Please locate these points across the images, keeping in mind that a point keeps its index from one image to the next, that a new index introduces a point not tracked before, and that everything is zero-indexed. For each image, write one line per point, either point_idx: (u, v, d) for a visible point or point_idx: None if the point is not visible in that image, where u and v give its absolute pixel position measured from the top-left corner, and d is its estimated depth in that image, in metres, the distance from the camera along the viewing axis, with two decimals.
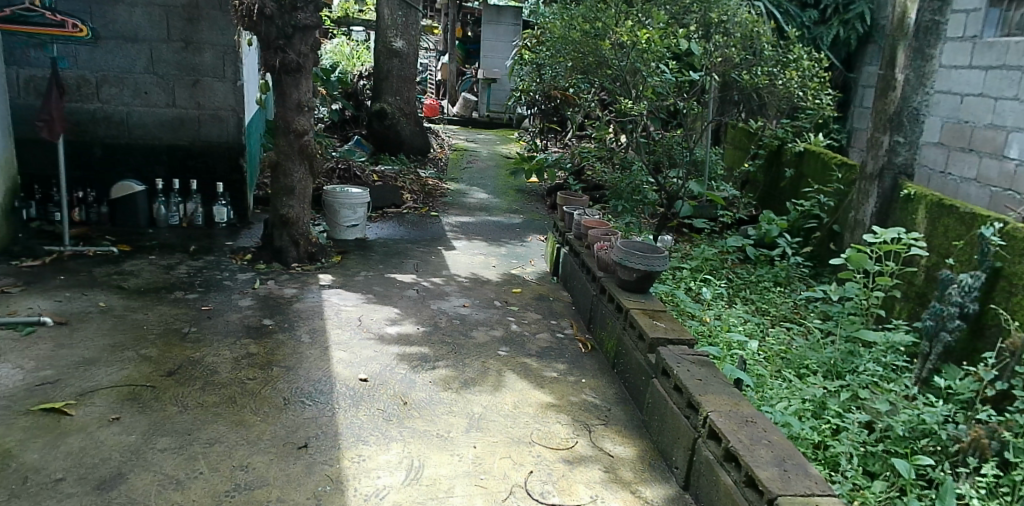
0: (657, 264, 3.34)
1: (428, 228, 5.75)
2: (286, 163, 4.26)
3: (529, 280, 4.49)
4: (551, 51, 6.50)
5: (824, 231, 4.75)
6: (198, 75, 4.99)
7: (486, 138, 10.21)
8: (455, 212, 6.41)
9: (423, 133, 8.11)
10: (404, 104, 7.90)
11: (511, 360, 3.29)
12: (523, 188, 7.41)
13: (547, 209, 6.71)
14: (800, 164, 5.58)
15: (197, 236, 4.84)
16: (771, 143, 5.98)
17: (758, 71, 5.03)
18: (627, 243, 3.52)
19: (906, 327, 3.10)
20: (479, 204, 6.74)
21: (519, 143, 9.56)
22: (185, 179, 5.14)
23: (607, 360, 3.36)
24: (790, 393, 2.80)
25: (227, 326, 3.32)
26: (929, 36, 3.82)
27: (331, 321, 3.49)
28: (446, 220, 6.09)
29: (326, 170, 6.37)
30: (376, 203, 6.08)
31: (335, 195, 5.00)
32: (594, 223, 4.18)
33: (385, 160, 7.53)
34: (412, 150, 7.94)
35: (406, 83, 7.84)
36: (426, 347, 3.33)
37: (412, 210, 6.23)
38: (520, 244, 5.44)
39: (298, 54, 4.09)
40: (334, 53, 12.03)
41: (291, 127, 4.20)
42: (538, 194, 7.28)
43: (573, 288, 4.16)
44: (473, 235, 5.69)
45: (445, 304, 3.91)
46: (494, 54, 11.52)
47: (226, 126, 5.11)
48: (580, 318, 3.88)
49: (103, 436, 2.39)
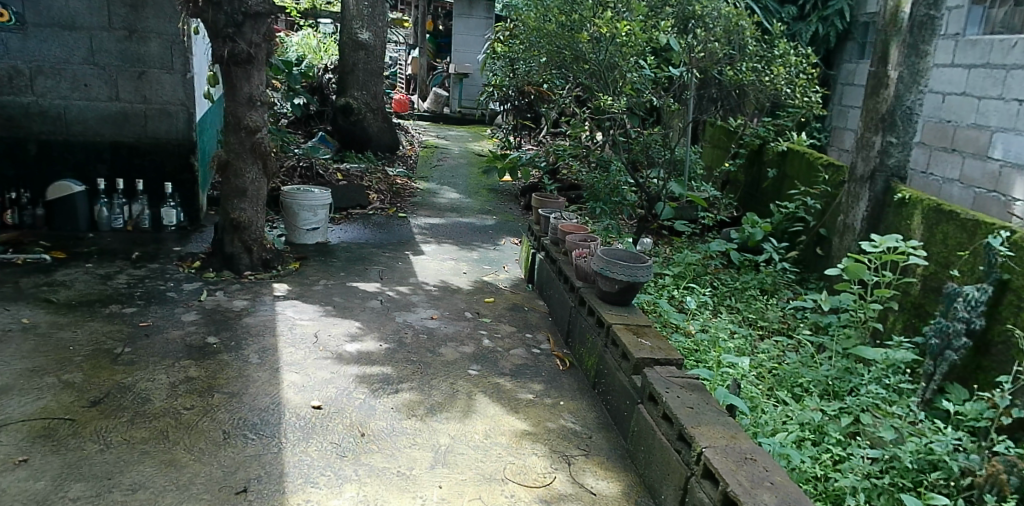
0: (641, 275, 3.08)
1: (395, 231, 5.44)
2: (237, 163, 3.91)
3: (502, 289, 4.20)
4: (525, 44, 6.21)
5: (811, 235, 4.55)
6: (144, 66, 4.59)
7: (458, 134, 9.89)
8: (424, 212, 6.09)
9: (392, 129, 7.77)
10: (371, 99, 7.53)
11: (482, 381, 3.00)
12: (496, 188, 7.12)
13: (522, 209, 6.43)
14: (783, 164, 5.38)
15: (142, 241, 4.45)
16: (752, 141, 5.77)
17: (743, 67, 4.85)
18: (609, 252, 3.26)
19: (907, 344, 2.90)
20: (450, 204, 6.43)
21: (491, 141, 9.26)
22: (130, 178, 4.75)
23: (587, 379, 3.09)
24: (787, 419, 2.56)
25: (166, 346, 2.98)
26: (924, 32, 3.61)
27: (284, 338, 3.16)
28: (414, 222, 5.77)
29: (286, 169, 6.01)
30: (340, 203, 5.74)
31: (293, 195, 4.66)
32: (571, 228, 3.90)
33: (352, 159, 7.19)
34: (379, 147, 7.60)
35: (373, 77, 7.48)
36: (389, 367, 3.03)
37: (379, 211, 5.90)
38: (493, 248, 5.15)
39: (249, 44, 3.74)
40: (300, 45, 11.58)
41: (242, 123, 3.85)
42: (511, 193, 6.99)
43: (549, 297, 3.89)
44: (443, 238, 5.38)
45: (412, 316, 3.61)
46: (466, 48, 11.19)
47: (174, 122, 4.72)
48: (557, 331, 3.61)
49: (5, 483, 2.05)
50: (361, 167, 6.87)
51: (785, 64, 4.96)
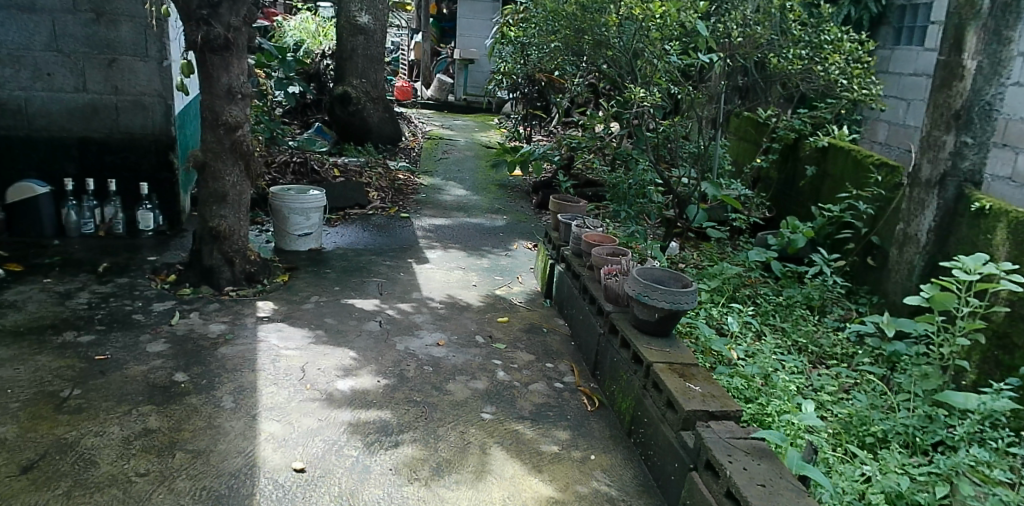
0: (685, 301, 2.62)
1: (397, 234, 4.99)
2: (215, 164, 3.44)
3: (517, 305, 3.73)
4: (537, 28, 5.70)
5: (859, 243, 4.13)
6: (115, 53, 4.12)
7: (463, 124, 9.38)
8: (428, 212, 5.62)
9: (394, 119, 7.28)
10: (371, 87, 7.03)
11: (498, 429, 2.53)
12: (506, 183, 6.64)
13: (534, 208, 5.95)
14: (823, 161, 4.94)
15: (113, 249, 3.98)
16: (787, 135, 5.28)
17: (789, 55, 4.15)
18: (647, 273, 2.82)
19: (1006, 391, 2.44)
20: (457, 202, 5.95)
21: (499, 131, 8.76)
22: (102, 177, 4.28)
23: (620, 425, 2.63)
24: (870, 488, 2.11)
25: (123, 387, 2.52)
26: (1008, 15, 3.11)
27: (265, 374, 2.70)
28: (417, 223, 5.31)
29: (279, 164, 5.53)
30: (336, 203, 5.27)
31: (281, 197, 4.19)
32: (597, 239, 3.45)
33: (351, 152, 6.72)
34: (380, 138, 7.11)
35: (373, 64, 6.97)
36: (388, 411, 2.56)
37: (379, 211, 5.43)
38: (504, 254, 4.68)
39: (227, 28, 3.25)
40: (298, 30, 11.05)
41: (220, 119, 3.36)
42: (522, 190, 6.50)
43: (571, 317, 3.43)
44: (448, 241, 4.91)
45: (415, 343, 3.14)
46: (471, 33, 10.68)
47: (151, 115, 4.25)
48: (582, 360, 3.14)
49: None
50: (360, 161, 6.39)
51: (838, 51, 4.25)
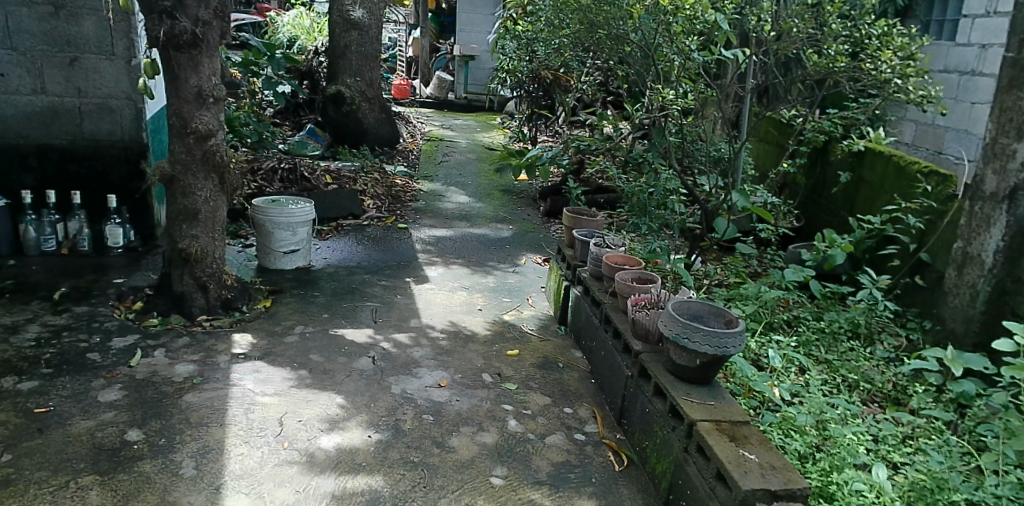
0: (731, 345, 2.21)
1: (394, 248, 4.58)
2: (184, 179, 3.01)
3: (528, 334, 3.32)
4: (545, 23, 5.28)
5: (907, 261, 3.75)
6: (76, 51, 3.72)
7: (464, 124, 8.96)
8: (428, 221, 5.21)
9: (391, 119, 6.89)
10: (367, 87, 6.61)
11: (511, 498, 2.13)
12: (511, 188, 6.22)
13: (542, 216, 5.55)
14: (860, 166, 4.58)
15: (76, 270, 3.57)
16: (816, 137, 4.88)
17: (832, 52, 3.72)
18: (685, 308, 2.43)
19: None
20: (458, 210, 5.55)
21: (502, 132, 8.35)
22: (66, 189, 3.88)
23: (656, 491, 2.22)
24: None
25: (64, 450, 2.11)
26: None
27: (235, 429, 2.29)
28: (416, 234, 4.91)
29: (266, 171, 5.12)
30: (328, 213, 4.87)
31: (264, 211, 3.79)
32: (620, 261, 3.06)
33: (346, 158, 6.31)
34: (376, 140, 6.72)
35: (368, 62, 6.56)
36: (380, 476, 2.15)
37: (375, 221, 5.03)
38: (511, 270, 4.28)
39: (195, 22, 2.85)
40: (292, 26, 10.63)
41: (189, 126, 2.93)
42: (527, 195, 6.10)
43: (591, 352, 3.03)
44: (450, 256, 4.51)
45: (413, 384, 2.73)
46: (471, 28, 10.25)
47: (120, 119, 3.83)
48: (605, 404, 2.74)
49: None
50: (354, 166, 5.98)
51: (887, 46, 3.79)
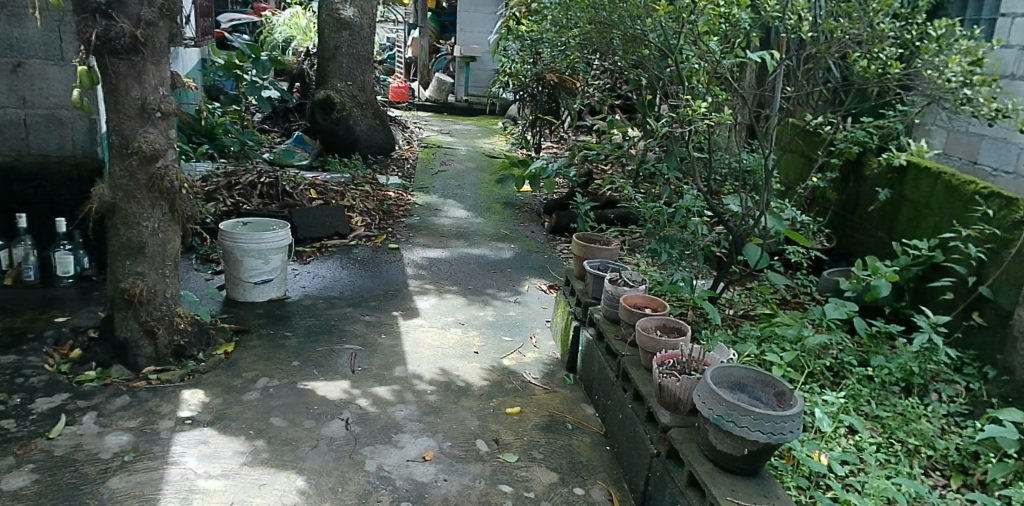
0: (788, 431, 1.75)
1: (383, 272, 4.13)
2: (127, 207, 2.55)
3: (531, 384, 2.86)
4: (550, 22, 4.83)
5: (965, 295, 3.30)
6: (20, 56, 3.27)
7: (464, 129, 8.52)
8: (422, 240, 4.76)
9: (385, 125, 6.46)
10: (358, 91, 6.16)
11: None
12: (513, 201, 5.77)
13: (546, 233, 5.08)
14: (902, 183, 4.13)
15: (15, 305, 3.13)
16: (850, 148, 4.41)
17: (884, 55, 3.26)
18: (727, 375, 2.02)
19: None
20: (456, 227, 5.09)
21: (504, 137, 7.89)
22: (11, 211, 3.43)
23: None
24: None
25: None
26: None
27: None
28: (408, 255, 4.46)
29: (244, 185, 4.66)
30: (312, 233, 4.42)
31: (232, 236, 3.34)
32: (641, 302, 2.61)
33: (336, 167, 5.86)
34: (368, 148, 6.29)
35: (360, 64, 6.11)
36: None
37: (363, 241, 4.58)
38: (512, 300, 3.82)
39: (136, 22, 2.38)
40: (287, 25, 10.18)
41: (131, 145, 2.47)
42: (531, 208, 5.64)
43: (606, 411, 2.57)
44: (444, 281, 4.05)
45: (392, 457, 2.27)
46: (473, 28, 9.80)
47: (70, 133, 3.39)
48: (623, 481, 2.28)
49: None
50: (344, 178, 5.52)
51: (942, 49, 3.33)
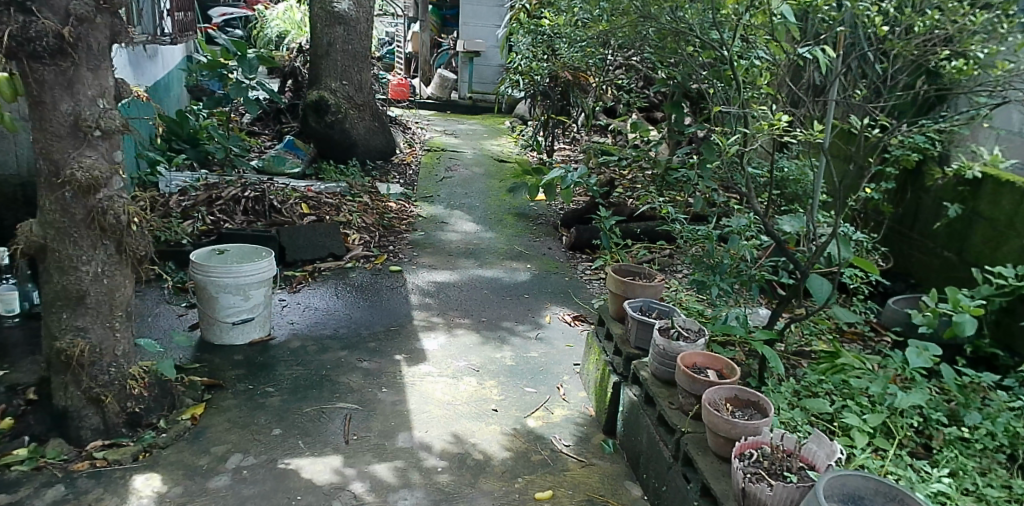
0: None
1: (384, 302, 3.63)
2: (61, 248, 2.04)
3: (564, 455, 2.36)
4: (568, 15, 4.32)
5: None
6: None
7: (469, 129, 8.00)
8: (427, 260, 4.26)
9: (384, 129, 5.98)
10: (355, 91, 5.65)
11: None
12: (526, 211, 5.27)
13: (564, 250, 4.58)
14: (977, 200, 3.64)
15: None
16: (905, 156, 3.91)
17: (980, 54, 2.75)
18: (839, 485, 1.54)
19: None
20: (464, 243, 4.60)
21: (512, 139, 7.38)
22: None
23: None
24: None
25: None
26: None
27: None
28: (412, 279, 3.96)
29: (227, 200, 4.16)
30: (303, 255, 3.93)
31: (204, 269, 2.84)
32: (703, 362, 2.13)
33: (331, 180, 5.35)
34: (367, 152, 5.82)
35: (356, 62, 5.60)
36: None
37: (361, 262, 4.08)
38: (532, 337, 3.32)
39: (66, 18, 1.88)
40: (280, 19, 9.64)
41: (64, 173, 1.97)
42: (546, 220, 5.13)
43: (660, 500, 2.07)
44: (453, 312, 3.56)
45: None
46: (476, 21, 9.26)
47: (13, 147, 2.99)
48: None
49: None
50: (339, 188, 5.03)
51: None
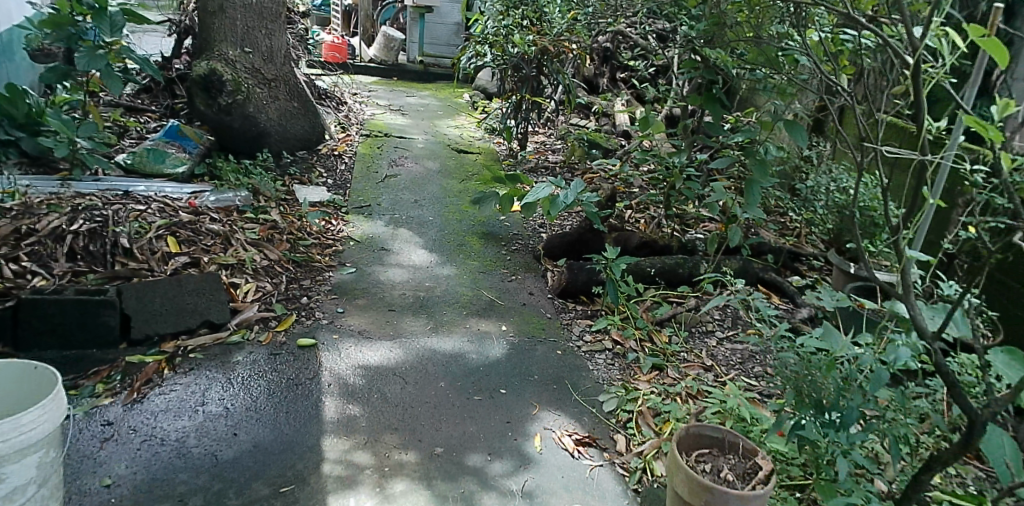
0: None
1: (282, 413, 2.31)
2: None
3: None
4: None
5: None
6: None
7: (421, 103, 6.56)
8: (356, 321, 2.93)
9: (308, 109, 4.63)
10: (262, 61, 4.14)
11: None
12: (495, 230, 3.99)
13: (551, 297, 3.33)
14: None
15: None
16: None
17: None
18: None
19: None
20: (412, 287, 3.28)
21: (474, 120, 6.01)
22: None
23: None
24: None
25: None
26: None
27: None
28: (331, 362, 2.63)
29: (44, 233, 2.72)
30: (160, 328, 2.56)
31: None
32: None
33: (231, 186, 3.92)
34: (282, 141, 4.47)
35: (261, 21, 4.09)
36: None
37: (255, 331, 2.73)
38: (517, 492, 2.07)
39: None
40: None
41: None
42: (522, 243, 3.85)
43: None
44: (390, 435, 2.27)
45: None
46: None
47: None
48: None
49: None
50: (236, 199, 3.68)
51: None
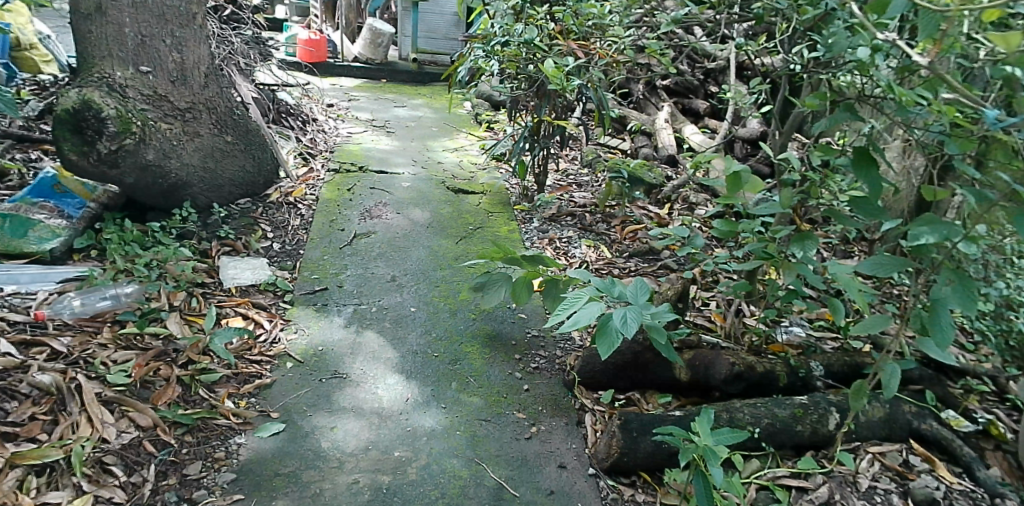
0: None
1: None
2: None
3: None
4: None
5: None
6: None
7: (412, 117, 5.34)
8: None
9: (248, 141, 3.42)
10: (168, 80, 2.89)
11: None
12: (503, 329, 2.76)
13: (591, 472, 2.10)
14: None
15: None
16: None
17: None
18: None
19: None
20: (370, 462, 2.05)
21: (477, 142, 4.79)
22: None
23: None
24: None
25: None
26: None
27: None
28: None
29: None
30: None
31: None
32: None
33: (118, 270, 2.70)
34: (208, 189, 3.27)
35: (166, 24, 2.84)
36: None
37: None
38: None
39: None
40: None
41: None
42: (543, 354, 2.63)
43: None
44: None
45: None
46: None
47: None
48: None
49: None
50: (134, 293, 2.55)
51: None
